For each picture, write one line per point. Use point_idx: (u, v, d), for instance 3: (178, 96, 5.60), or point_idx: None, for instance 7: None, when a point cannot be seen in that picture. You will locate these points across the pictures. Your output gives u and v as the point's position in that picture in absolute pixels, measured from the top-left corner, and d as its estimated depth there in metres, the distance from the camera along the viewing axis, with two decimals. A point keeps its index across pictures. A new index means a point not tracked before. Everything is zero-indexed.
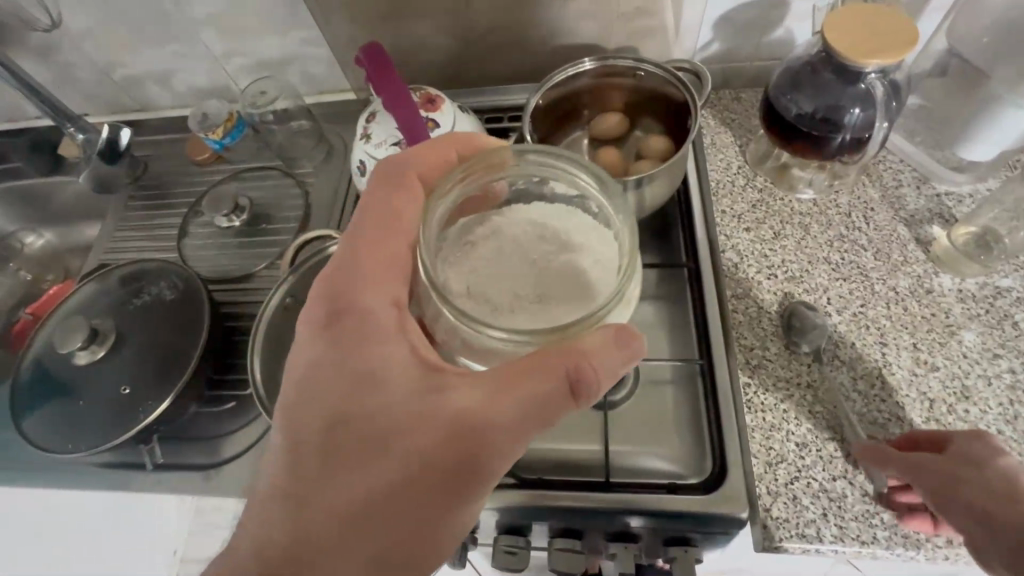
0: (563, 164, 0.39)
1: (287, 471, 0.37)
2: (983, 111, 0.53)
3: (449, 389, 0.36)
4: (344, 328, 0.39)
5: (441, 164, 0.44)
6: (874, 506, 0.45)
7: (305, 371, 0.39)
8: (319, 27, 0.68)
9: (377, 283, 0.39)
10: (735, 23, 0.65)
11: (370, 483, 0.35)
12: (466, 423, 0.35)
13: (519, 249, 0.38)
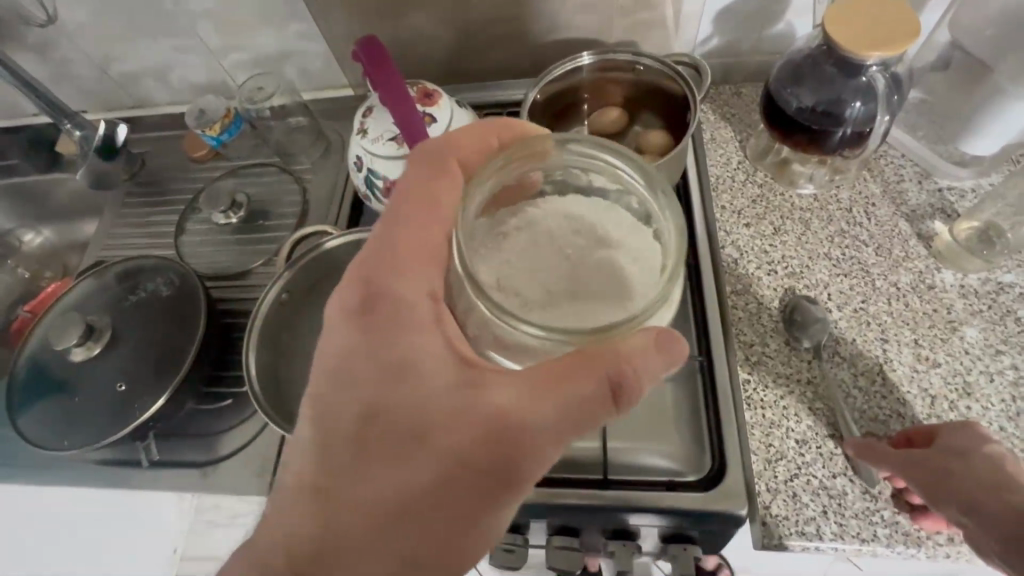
0: (605, 158, 0.39)
1: (317, 463, 0.36)
2: (986, 103, 0.52)
3: (488, 389, 0.35)
4: (378, 319, 0.38)
5: (482, 147, 0.43)
6: (874, 504, 0.45)
7: (339, 361, 0.38)
8: (316, 21, 0.67)
9: (412, 272, 0.38)
10: (735, 16, 0.64)
11: (406, 482, 0.35)
12: (505, 426, 0.35)
13: (555, 243, 0.39)
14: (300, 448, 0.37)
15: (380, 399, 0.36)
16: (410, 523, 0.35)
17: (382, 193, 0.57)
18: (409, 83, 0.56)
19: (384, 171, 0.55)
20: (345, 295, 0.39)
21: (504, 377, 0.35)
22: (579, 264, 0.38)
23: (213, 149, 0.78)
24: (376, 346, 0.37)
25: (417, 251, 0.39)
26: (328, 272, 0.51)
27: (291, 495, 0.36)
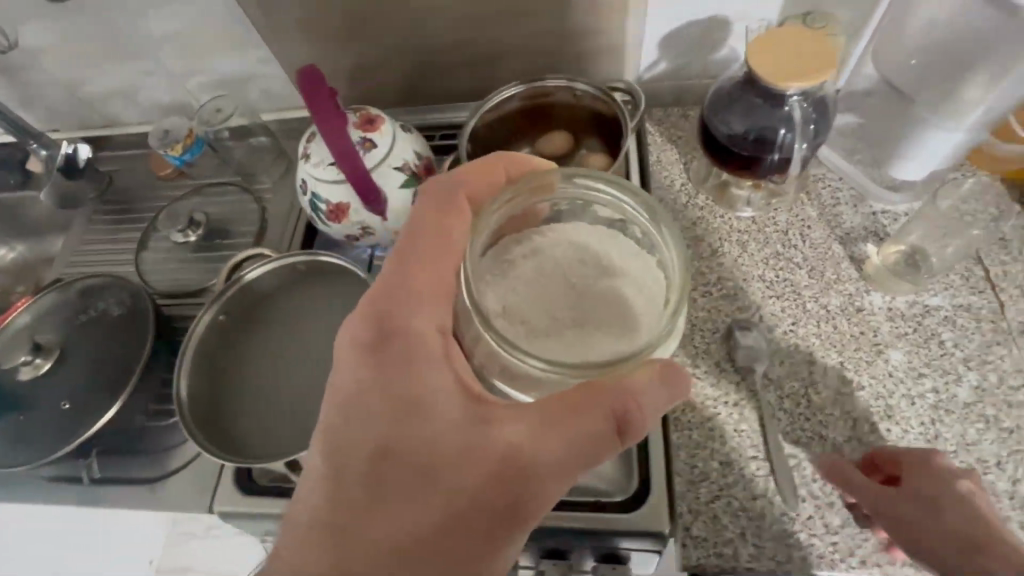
0: (608, 191, 0.40)
1: (330, 498, 0.37)
2: (911, 130, 0.53)
3: (500, 423, 0.37)
4: (391, 352, 0.39)
5: (490, 185, 0.45)
6: (791, 525, 0.46)
7: (351, 395, 0.39)
8: (273, 46, 0.69)
9: (424, 305, 0.40)
10: (681, 42, 0.66)
11: (422, 517, 0.36)
12: (519, 460, 0.36)
13: (560, 271, 0.40)
14: (312, 482, 0.38)
15: (397, 430, 0.37)
16: (426, 556, 0.35)
17: (325, 215, 0.58)
18: (352, 110, 0.57)
19: (326, 194, 0.56)
20: (358, 328, 0.40)
21: (516, 411, 0.37)
22: (585, 290, 0.39)
23: (178, 169, 0.79)
24: (388, 380, 0.38)
25: (429, 284, 0.41)
26: (257, 299, 0.52)
27: (303, 530, 0.37)
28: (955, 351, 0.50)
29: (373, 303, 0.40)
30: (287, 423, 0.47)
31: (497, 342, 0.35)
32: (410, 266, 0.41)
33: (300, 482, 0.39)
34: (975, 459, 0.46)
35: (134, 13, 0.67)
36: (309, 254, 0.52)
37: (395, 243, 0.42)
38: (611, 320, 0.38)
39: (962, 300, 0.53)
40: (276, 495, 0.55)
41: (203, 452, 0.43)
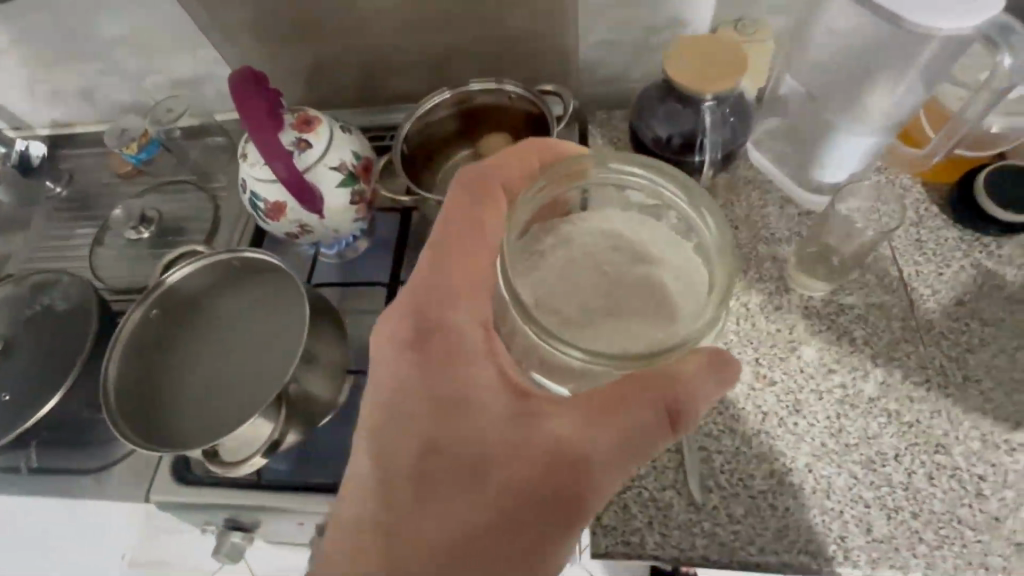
0: (645, 175, 0.41)
1: (383, 497, 0.38)
2: (824, 133, 0.54)
3: (546, 419, 0.37)
4: (434, 354, 0.40)
5: (521, 178, 0.45)
6: (696, 515, 0.47)
7: (395, 396, 0.40)
8: (223, 48, 0.70)
9: (464, 305, 0.41)
10: (622, 46, 0.66)
11: (477, 516, 0.36)
12: (568, 454, 0.36)
13: (593, 259, 0.41)
14: (363, 481, 0.39)
15: (449, 425, 0.38)
16: (483, 552, 0.35)
17: (265, 213, 0.60)
18: (291, 110, 0.59)
19: (264, 193, 0.58)
20: (398, 330, 0.41)
21: (561, 406, 0.37)
22: (618, 279, 0.40)
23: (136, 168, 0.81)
24: (431, 381, 0.39)
25: (467, 282, 0.41)
26: (188, 298, 0.54)
27: (357, 530, 0.37)
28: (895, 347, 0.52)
29: (413, 306, 0.41)
30: (213, 414, 0.50)
31: (532, 329, 0.36)
32: (449, 262, 0.42)
33: (350, 482, 0.39)
34: (874, 452, 0.48)
35: (85, 15, 0.69)
36: (233, 252, 0.53)
37: (429, 244, 0.43)
38: (642, 308, 0.39)
39: (882, 300, 0.54)
40: (211, 485, 0.57)
41: (127, 442, 0.46)
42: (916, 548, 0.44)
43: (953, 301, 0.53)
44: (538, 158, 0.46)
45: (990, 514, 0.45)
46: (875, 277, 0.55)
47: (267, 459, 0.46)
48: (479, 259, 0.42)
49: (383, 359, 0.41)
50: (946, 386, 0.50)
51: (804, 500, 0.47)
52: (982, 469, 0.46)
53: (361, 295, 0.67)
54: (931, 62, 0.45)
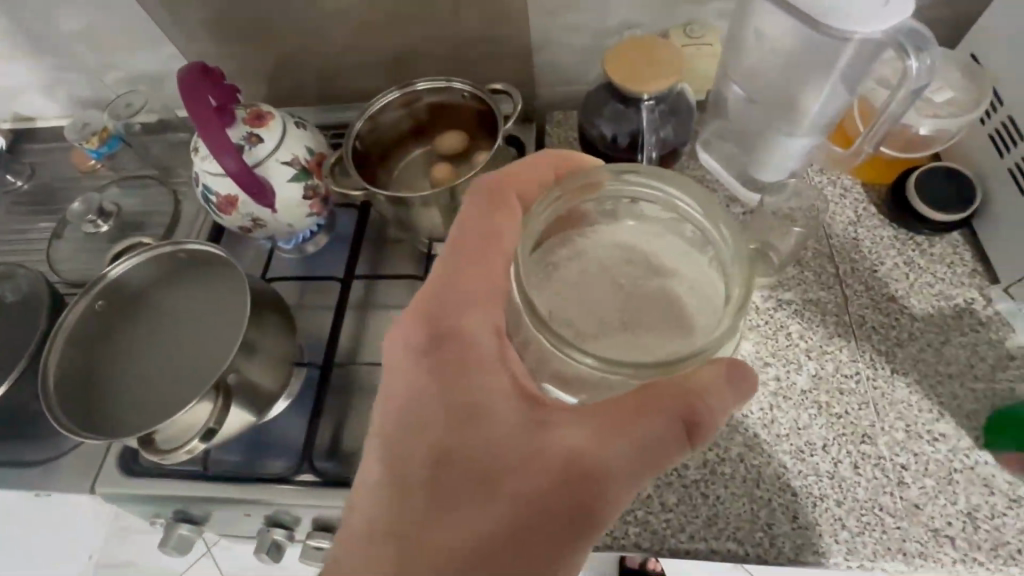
0: (659, 187, 0.37)
1: (389, 507, 0.34)
2: (764, 130, 0.56)
3: (559, 426, 0.34)
4: (446, 359, 0.37)
5: (540, 183, 0.42)
6: (630, 505, 0.48)
7: (406, 402, 0.37)
8: (182, 44, 0.71)
9: (478, 311, 0.37)
10: (574, 48, 0.67)
11: (488, 529, 0.33)
12: (583, 463, 0.33)
13: (607, 272, 0.37)
14: (369, 492, 0.35)
15: (459, 432, 0.35)
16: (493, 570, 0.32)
17: (217, 207, 0.60)
18: (245, 106, 0.60)
19: (216, 186, 0.58)
20: (412, 335, 0.38)
21: (577, 413, 0.34)
22: (632, 293, 0.36)
23: (98, 162, 0.81)
24: (445, 387, 0.36)
25: (481, 289, 0.38)
26: (134, 291, 0.56)
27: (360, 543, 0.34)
28: (845, 342, 0.53)
29: (426, 307, 0.38)
30: (153, 404, 0.50)
31: (542, 336, 0.32)
32: (459, 263, 0.39)
33: (355, 493, 0.36)
34: (804, 442, 0.49)
35: (43, 10, 0.70)
36: (177, 244, 0.54)
37: (445, 247, 0.40)
38: (659, 327, 0.35)
39: (844, 294, 0.56)
40: (157, 476, 0.57)
41: (59, 428, 0.46)
42: (837, 534, 0.46)
43: (894, 297, 0.55)
44: (552, 164, 0.43)
45: (905, 499, 0.46)
46: (818, 275, 0.57)
47: (205, 445, 0.46)
48: (492, 257, 0.38)
49: (396, 363, 0.38)
50: (884, 378, 0.51)
51: (743, 485, 0.48)
52: (919, 457, 0.48)
53: (317, 289, 0.68)
54: (850, 66, 0.48)
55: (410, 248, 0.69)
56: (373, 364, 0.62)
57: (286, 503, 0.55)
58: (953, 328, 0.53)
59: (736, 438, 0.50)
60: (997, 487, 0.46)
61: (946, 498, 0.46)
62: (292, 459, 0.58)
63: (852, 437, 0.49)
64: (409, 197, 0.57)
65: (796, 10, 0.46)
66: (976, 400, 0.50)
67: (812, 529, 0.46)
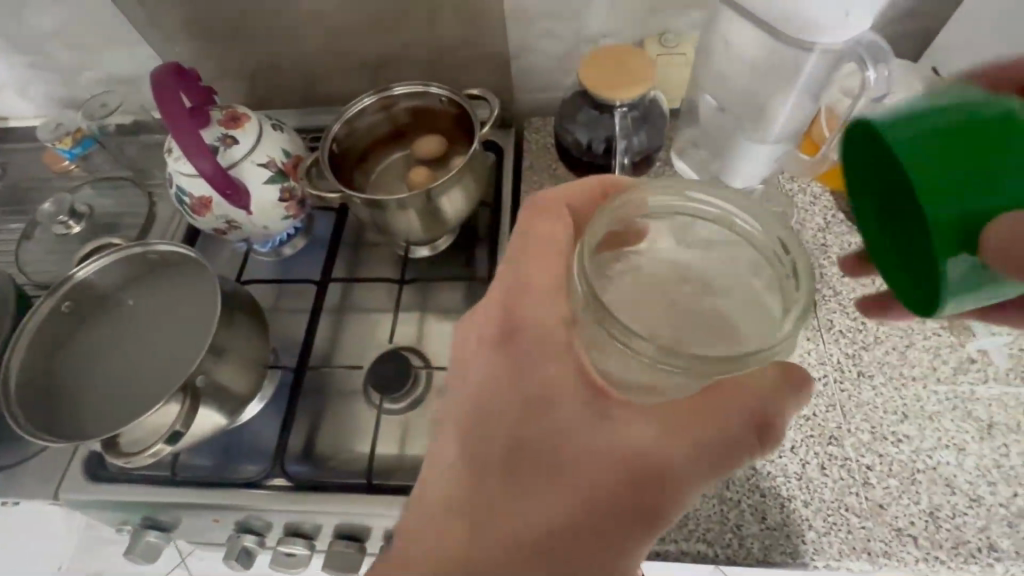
0: (712, 206, 0.35)
1: (447, 502, 0.35)
2: (734, 137, 0.57)
3: (623, 425, 0.34)
4: (510, 360, 0.38)
5: (591, 201, 0.42)
6: None
7: (471, 400, 0.38)
8: (159, 45, 0.71)
9: (537, 316, 0.38)
10: (550, 56, 0.68)
11: (549, 524, 0.33)
12: (649, 462, 0.33)
13: (661, 290, 0.35)
14: (431, 485, 0.36)
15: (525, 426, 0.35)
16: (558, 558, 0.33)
17: (191, 208, 0.60)
18: (222, 108, 0.59)
19: (191, 188, 0.58)
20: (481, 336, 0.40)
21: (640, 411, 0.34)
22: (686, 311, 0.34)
23: (70, 162, 0.80)
24: (509, 386, 0.37)
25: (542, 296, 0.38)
26: (102, 293, 0.55)
27: (415, 536, 0.35)
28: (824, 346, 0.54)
29: (497, 303, 0.40)
30: (116, 407, 0.49)
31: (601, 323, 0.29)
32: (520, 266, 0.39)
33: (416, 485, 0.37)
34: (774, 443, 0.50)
35: (16, 8, 0.69)
36: (146, 245, 0.53)
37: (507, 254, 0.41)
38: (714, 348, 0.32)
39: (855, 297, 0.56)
40: (124, 482, 0.56)
41: (20, 432, 0.45)
42: (806, 535, 0.46)
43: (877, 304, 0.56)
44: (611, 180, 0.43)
45: (866, 499, 0.47)
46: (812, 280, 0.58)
47: (171, 448, 0.45)
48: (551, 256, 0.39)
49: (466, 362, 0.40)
50: (866, 379, 0.52)
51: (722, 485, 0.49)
52: (899, 459, 0.49)
53: (293, 293, 0.67)
54: (813, 74, 0.49)
55: (388, 251, 0.69)
56: (348, 367, 0.61)
57: (256, 509, 0.54)
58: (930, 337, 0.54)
59: None
60: (958, 487, 0.47)
61: (916, 500, 0.47)
62: (265, 463, 0.57)
63: (849, 438, 0.50)
64: (385, 200, 0.57)
65: (786, 37, 0.47)
66: (936, 401, 0.51)
67: (786, 529, 0.47)
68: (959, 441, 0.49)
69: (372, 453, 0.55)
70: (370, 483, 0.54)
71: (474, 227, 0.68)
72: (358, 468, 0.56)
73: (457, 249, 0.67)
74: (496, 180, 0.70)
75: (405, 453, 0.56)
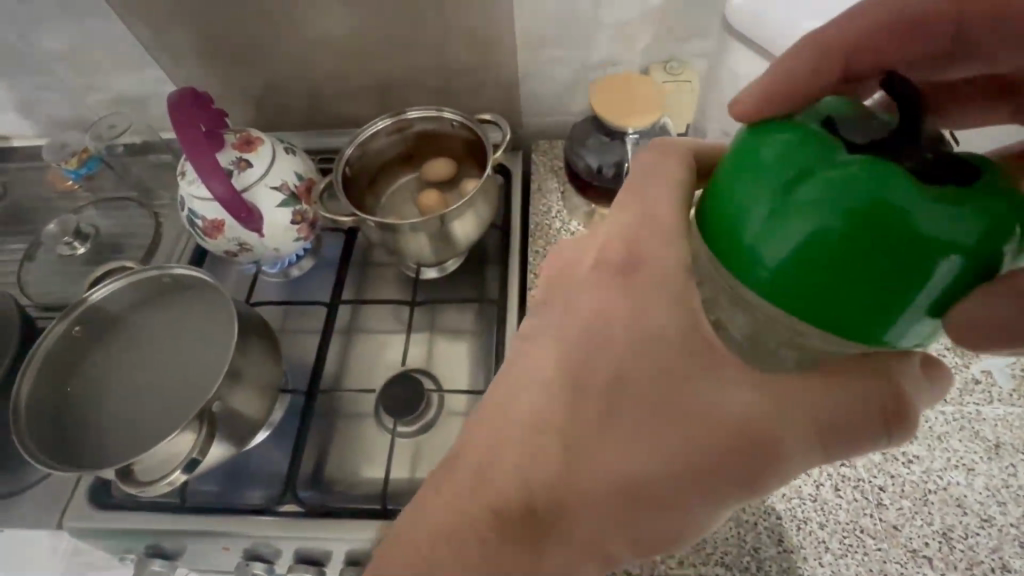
0: None
1: (520, 434, 0.32)
2: None
3: (731, 388, 0.31)
4: (608, 304, 0.34)
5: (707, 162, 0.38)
6: None
7: (564, 336, 0.34)
8: (169, 67, 0.71)
9: (641, 264, 0.34)
10: (557, 83, 0.70)
11: (629, 482, 0.31)
12: (755, 427, 0.31)
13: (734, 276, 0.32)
14: (500, 416, 0.34)
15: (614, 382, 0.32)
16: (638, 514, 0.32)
17: (202, 231, 0.60)
18: (235, 131, 0.60)
19: (203, 211, 0.58)
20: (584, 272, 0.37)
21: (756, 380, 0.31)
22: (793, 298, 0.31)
23: (75, 183, 0.79)
24: (607, 330, 0.33)
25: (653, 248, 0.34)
26: (113, 316, 0.55)
27: (473, 472, 0.33)
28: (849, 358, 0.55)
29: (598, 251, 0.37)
30: (128, 434, 0.49)
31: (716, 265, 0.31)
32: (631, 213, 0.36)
33: (481, 411, 0.35)
34: None
35: (25, 29, 0.69)
36: (162, 268, 0.54)
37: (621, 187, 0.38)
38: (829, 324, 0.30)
39: None
40: (132, 509, 0.55)
41: (31, 460, 0.44)
42: (821, 558, 0.46)
43: None
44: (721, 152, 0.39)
45: (880, 522, 0.48)
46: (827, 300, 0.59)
47: (187, 476, 0.45)
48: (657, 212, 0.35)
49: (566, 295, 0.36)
50: None
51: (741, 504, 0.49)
52: (913, 479, 0.49)
53: (301, 314, 0.67)
54: None
55: (396, 273, 0.69)
56: (358, 390, 0.61)
57: (265, 537, 0.53)
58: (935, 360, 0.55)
59: None
60: (969, 507, 0.48)
61: (931, 520, 0.47)
62: (274, 489, 0.56)
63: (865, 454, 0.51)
64: (399, 223, 0.58)
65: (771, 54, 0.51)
66: (944, 423, 0.52)
67: (804, 551, 0.47)
68: (968, 463, 0.50)
69: (384, 479, 0.55)
70: (383, 509, 0.53)
71: (483, 249, 0.69)
72: (370, 494, 0.55)
73: (466, 271, 0.68)
74: (504, 202, 0.70)
75: (417, 477, 0.56)
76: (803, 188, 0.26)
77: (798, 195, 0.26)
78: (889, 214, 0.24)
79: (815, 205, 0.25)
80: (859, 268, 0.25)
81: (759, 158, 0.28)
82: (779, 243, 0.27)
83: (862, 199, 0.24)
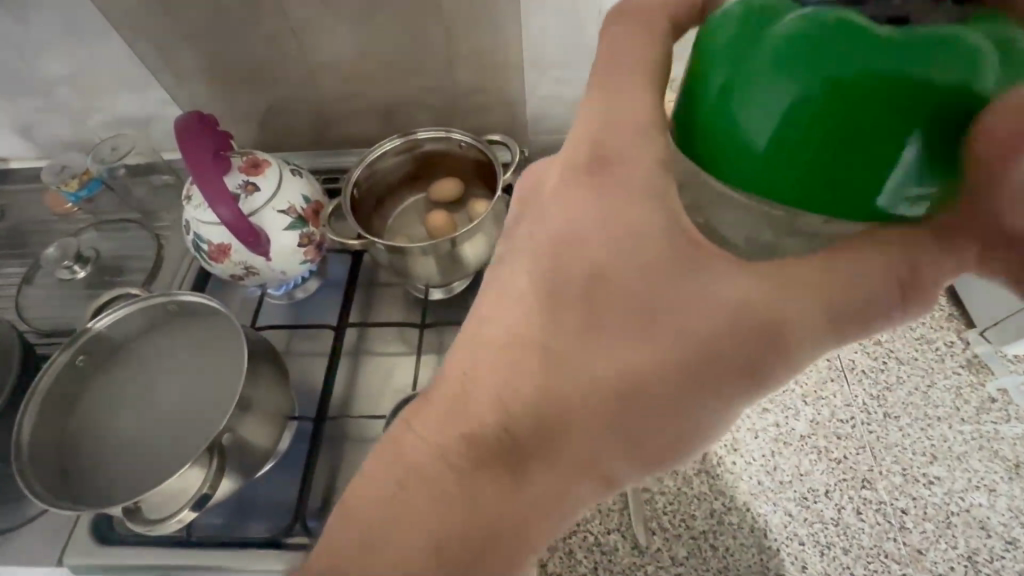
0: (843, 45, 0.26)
1: (508, 357, 0.32)
2: None
3: (721, 284, 0.29)
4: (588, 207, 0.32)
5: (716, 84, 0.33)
6: (641, 560, 0.48)
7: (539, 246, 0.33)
8: (172, 88, 0.70)
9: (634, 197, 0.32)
10: (562, 102, 0.70)
11: (612, 385, 0.31)
12: (746, 317, 0.30)
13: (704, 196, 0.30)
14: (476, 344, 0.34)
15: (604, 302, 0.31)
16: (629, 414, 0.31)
17: (208, 255, 0.59)
18: (240, 153, 0.59)
19: (208, 235, 0.57)
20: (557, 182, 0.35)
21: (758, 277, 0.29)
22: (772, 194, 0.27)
23: (74, 205, 0.78)
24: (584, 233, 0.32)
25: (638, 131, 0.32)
26: (118, 347, 0.57)
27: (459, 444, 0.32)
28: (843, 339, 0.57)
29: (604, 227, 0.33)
30: (132, 470, 0.50)
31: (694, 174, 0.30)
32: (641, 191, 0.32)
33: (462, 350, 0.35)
34: (807, 489, 0.49)
35: (27, 54, 0.68)
36: (169, 295, 0.56)
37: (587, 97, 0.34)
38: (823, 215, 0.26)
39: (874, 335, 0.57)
40: (133, 545, 0.53)
41: (36, 500, 0.46)
42: None
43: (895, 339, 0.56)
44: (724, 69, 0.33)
45: (903, 546, 0.47)
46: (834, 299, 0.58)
47: (196, 512, 0.45)
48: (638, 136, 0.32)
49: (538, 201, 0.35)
50: (903, 414, 0.53)
51: (761, 531, 0.48)
52: (937, 502, 0.48)
53: (306, 338, 0.66)
54: None
55: (402, 294, 0.68)
56: (367, 417, 0.60)
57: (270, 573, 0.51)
58: (954, 381, 0.54)
59: (744, 476, 0.51)
60: (993, 529, 0.47)
61: (957, 544, 0.47)
62: (280, 522, 0.54)
63: (886, 476, 0.50)
64: (409, 246, 0.57)
65: None
66: (966, 445, 0.51)
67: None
68: (991, 485, 0.49)
69: None
70: None
71: None
72: None
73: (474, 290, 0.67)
74: None
75: None
76: (758, 61, 0.23)
77: (758, 61, 0.23)
78: (862, 71, 0.21)
79: (778, 73, 0.22)
80: (859, 118, 0.22)
81: (714, 43, 0.25)
82: (755, 118, 0.24)
83: (851, 36, 0.21)
